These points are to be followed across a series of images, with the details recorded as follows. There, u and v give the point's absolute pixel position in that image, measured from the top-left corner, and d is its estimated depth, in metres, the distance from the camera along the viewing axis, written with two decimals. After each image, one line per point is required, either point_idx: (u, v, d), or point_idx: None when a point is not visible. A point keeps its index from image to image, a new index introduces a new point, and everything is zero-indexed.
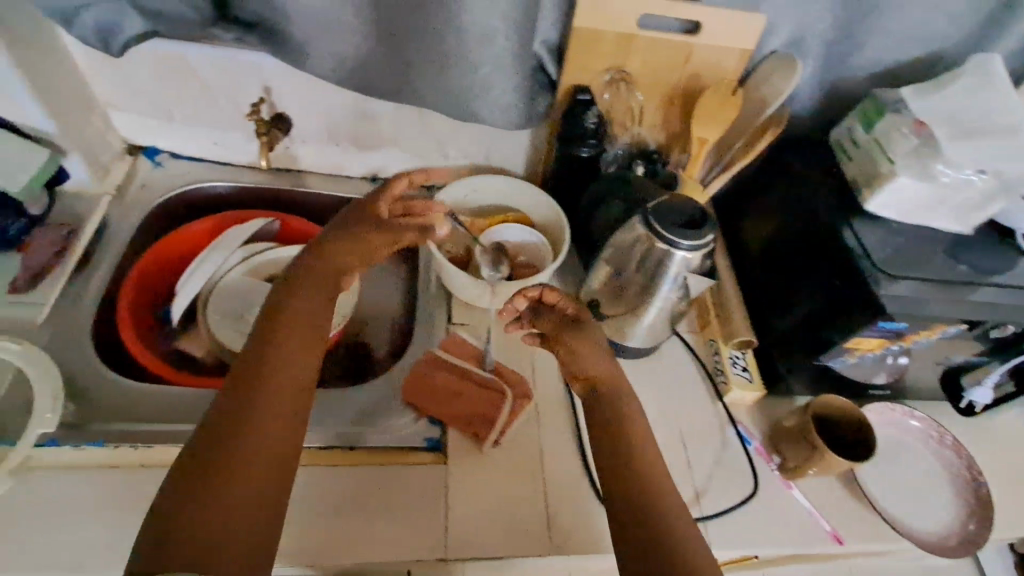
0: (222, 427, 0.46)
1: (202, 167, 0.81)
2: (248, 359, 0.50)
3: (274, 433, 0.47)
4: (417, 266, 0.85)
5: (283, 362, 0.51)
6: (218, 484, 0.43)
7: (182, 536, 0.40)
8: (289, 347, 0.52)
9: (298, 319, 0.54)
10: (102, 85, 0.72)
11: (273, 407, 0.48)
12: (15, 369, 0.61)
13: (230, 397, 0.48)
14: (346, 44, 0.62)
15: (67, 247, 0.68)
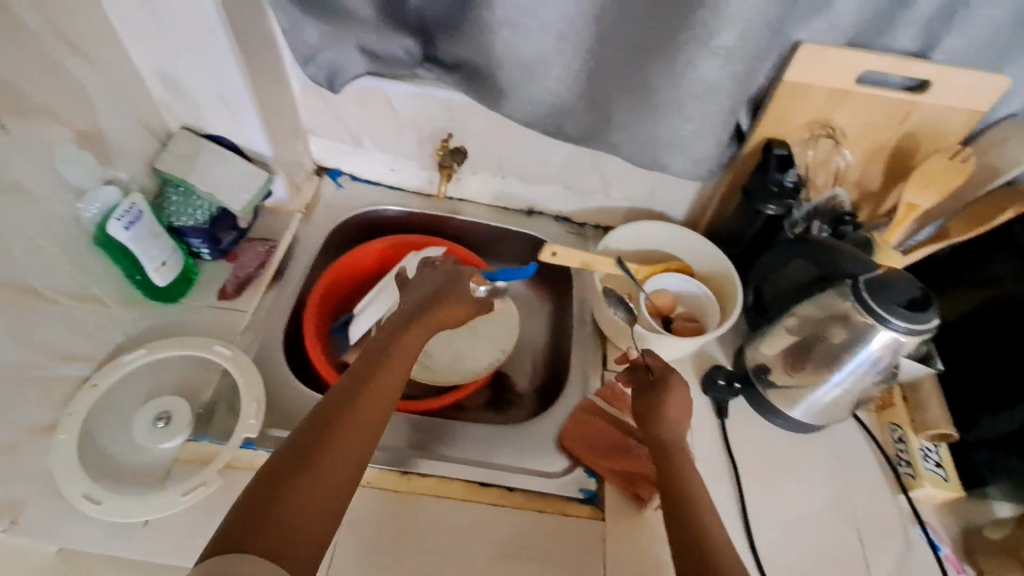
0: (319, 428, 0.47)
1: (377, 191, 0.86)
2: (356, 374, 0.52)
3: (359, 449, 0.48)
4: (566, 302, 0.83)
5: (384, 384, 0.52)
6: (296, 489, 0.43)
7: (259, 530, 0.40)
8: (393, 372, 0.54)
9: (402, 346, 0.56)
10: (307, 113, 0.78)
11: (369, 424, 0.49)
12: (222, 371, 0.68)
13: (337, 404, 0.49)
14: (546, 90, 0.63)
15: (267, 262, 0.75)
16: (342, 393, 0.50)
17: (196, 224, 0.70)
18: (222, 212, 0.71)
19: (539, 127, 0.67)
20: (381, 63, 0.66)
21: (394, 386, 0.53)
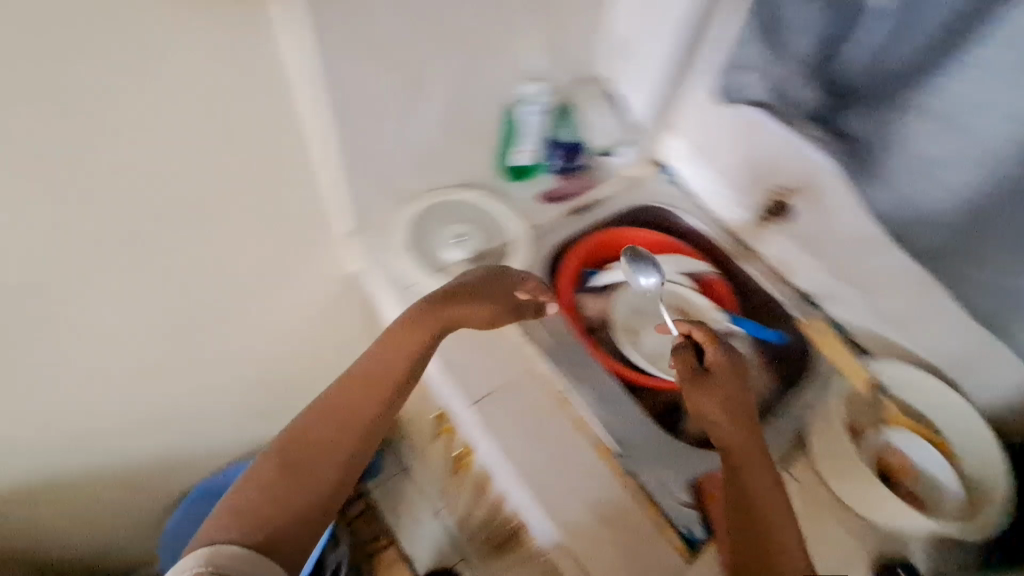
0: (308, 432, 0.65)
1: (691, 201, 0.94)
2: (354, 370, 0.67)
3: (355, 423, 0.65)
4: (800, 390, 0.76)
5: (393, 359, 0.67)
6: (285, 487, 0.62)
7: (258, 507, 0.60)
8: (408, 350, 0.67)
9: (399, 338, 0.66)
10: (688, 113, 0.91)
11: (385, 390, 0.67)
12: (505, 241, 0.85)
13: (349, 390, 0.66)
14: (930, 197, 0.68)
15: (581, 195, 0.91)
16: (321, 407, 0.66)
17: (565, 141, 0.89)
18: (584, 144, 0.91)
19: (897, 223, 0.73)
20: (787, 106, 0.78)
21: (415, 346, 0.67)
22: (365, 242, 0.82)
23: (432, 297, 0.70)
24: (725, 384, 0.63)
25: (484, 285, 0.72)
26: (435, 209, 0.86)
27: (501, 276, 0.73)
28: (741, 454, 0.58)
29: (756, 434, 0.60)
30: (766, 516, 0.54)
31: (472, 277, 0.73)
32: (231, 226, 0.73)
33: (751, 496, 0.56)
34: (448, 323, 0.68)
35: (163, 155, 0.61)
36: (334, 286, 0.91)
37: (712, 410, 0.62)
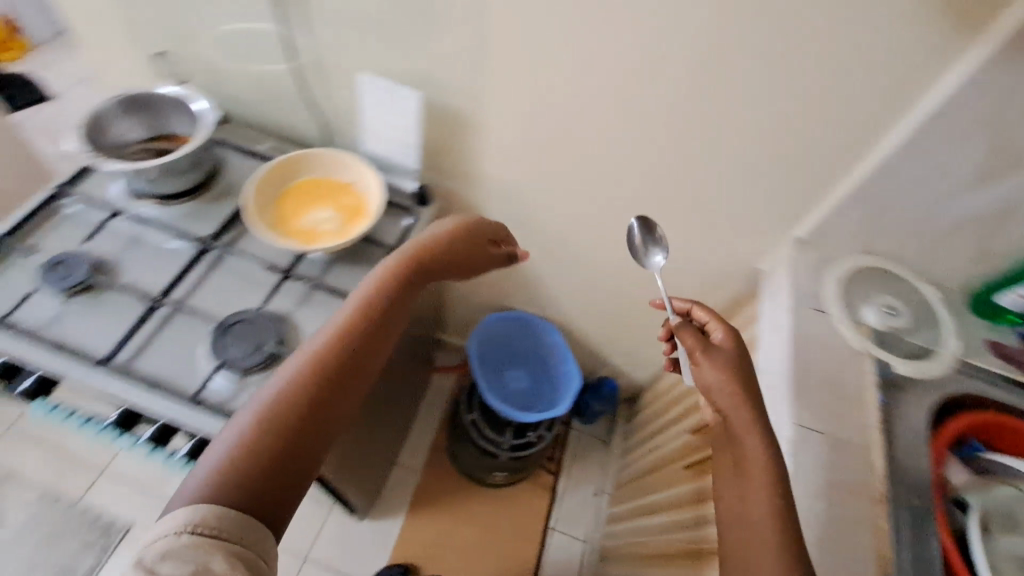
0: (327, 377, 0.58)
1: None
2: (364, 293, 0.67)
3: (365, 376, 0.61)
4: None
5: (393, 292, 0.68)
6: (299, 420, 0.54)
7: (281, 446, 0.52)
8: (396, 280, 0.69)
9: (399, 275, 0.70)
10: None
11: (393, 315, 0.67)
12: (928, 347, 0.81)
13: (363, 306, 0.65)
14: None
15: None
16: (329, 353, 0.59)
17: None
18: None
19: None
20: None
21: (411, 291, 0.71)
22: (810, 265, 0.86)
23: (430, 251, 0.75)
24: (729, 354, 0.63)
25: (439, 240, 0.77)
26: (884, 276, 0.86)
27: (441, 232, 0.78)
28: (745, 437, 0.57)
29: (755, 410, 0.58)
30: (763, 485, 0.54)
31: (442, 239, 0.77)
32: (739, 170, 0.82)
33: (755, 472, 0.55)
34: (437, 258, 0.75)
35: (776, 112, 0.72)
36: (738, 254, 0.96)
37: (715, 383, 0.60)
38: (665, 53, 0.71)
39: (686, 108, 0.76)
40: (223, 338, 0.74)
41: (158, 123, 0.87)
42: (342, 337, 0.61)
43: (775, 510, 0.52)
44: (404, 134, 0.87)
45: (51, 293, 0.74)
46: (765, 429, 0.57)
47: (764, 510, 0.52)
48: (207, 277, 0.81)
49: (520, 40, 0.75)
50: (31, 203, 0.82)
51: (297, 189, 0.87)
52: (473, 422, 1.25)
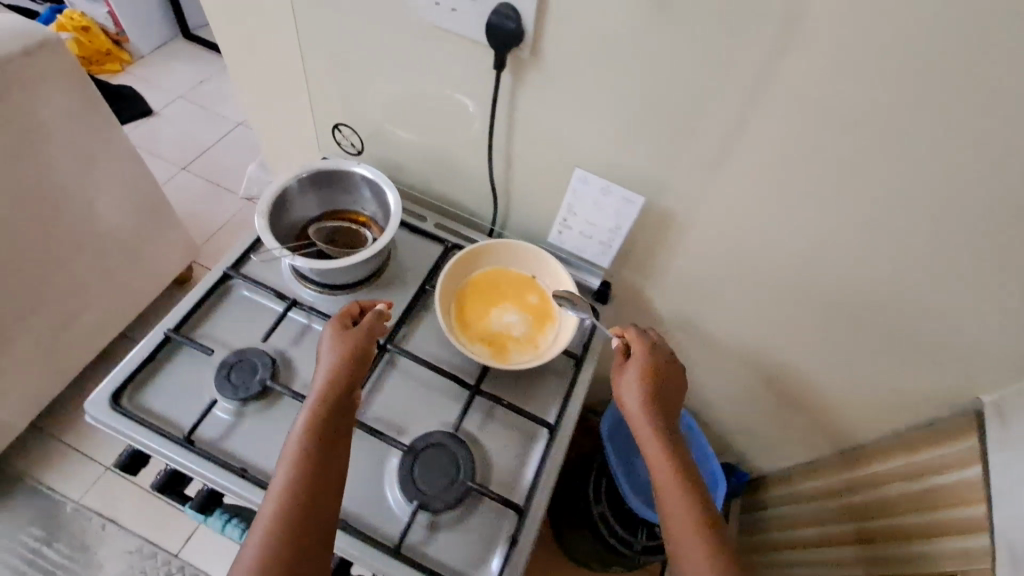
0: (309, 468, 0.57)
1: None
2: (301, 428, 0.59)
3: (342, 446, 0.61)
4: None
5: (332, 407, 0.62)
6: (305, 521, 0.55)
7: (301, 549, 0.54)
8: (331, 398, 0.62)
9: (337, 390, 0.63)
10: None
11: (341, 434, 0.62)
12: None
13: (311, 441, 0.59)
14: None
15: None
16: (312, 446, 0.59)
17: None
18: None
19: None
20: None
21: (364, 358, 0.68)
22: None
23: (350, 354, 0.66)
24: (648, 388, 0.71)
25: (356, 340, 0.67)
26: None
27: (351, 329, 0.68)
28: (655, 454, 0.67)
29: (662, 430, 0.69)
30: (683, 498, 0.64)
31: (354, 337, 0.68)
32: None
33: (673, 488, 0.65)
34: (362, 355, 0.67)
35: None
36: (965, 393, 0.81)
37: (632, 403, 0.70)
38: (983, 200, 0.56)
39: (981, 251, 0.61)
40: (415, 468, 0.67)
41: (332, 198, 0.80)
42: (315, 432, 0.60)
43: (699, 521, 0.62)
44: (606, 234, 0.76)
45: (229, 402, 0.68)
46: (670, 445, 0.68)
47: (689, 521, 0.62)
48: (383, 385, 0.74)
49: (777, 159, 0.62)
50: (201, 285, 0.75)
51: (476, 282, 0.78)
52: (602, 514, 1.15)
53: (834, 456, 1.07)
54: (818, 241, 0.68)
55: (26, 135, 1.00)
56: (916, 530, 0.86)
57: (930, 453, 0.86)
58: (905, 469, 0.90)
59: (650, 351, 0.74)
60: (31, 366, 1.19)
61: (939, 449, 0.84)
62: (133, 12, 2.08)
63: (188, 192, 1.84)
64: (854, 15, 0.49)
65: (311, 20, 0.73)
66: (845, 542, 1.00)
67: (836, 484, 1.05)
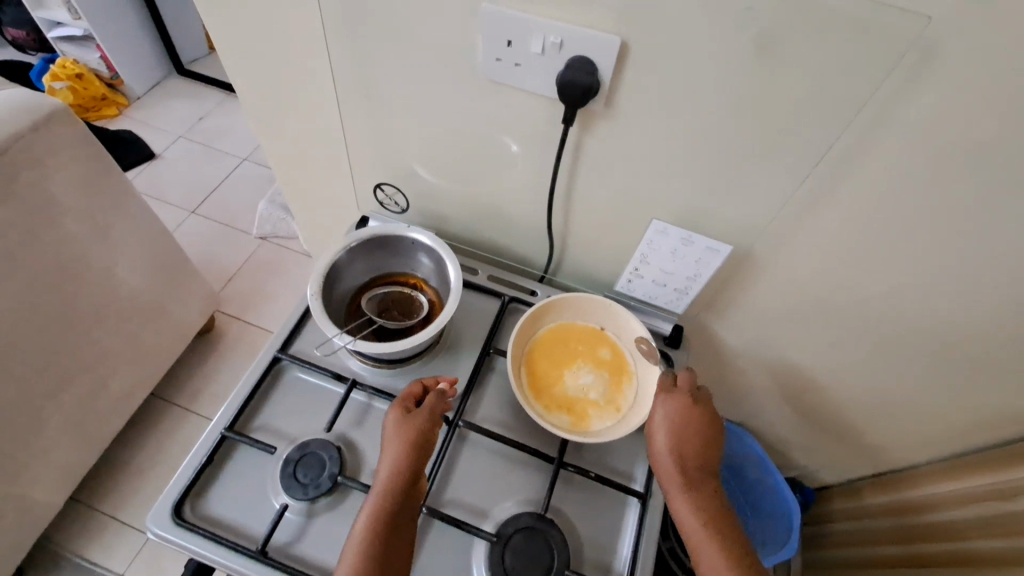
0: (374, 566, 0.53)
1: None
2: (360, 531, 0.54)
3: (406, 537, 0.56)
4: None
5: (395, 505, 0.56)
6: None
7: None
8: (394, 496, 0.56)
9: (399, 487, 0.57)
10: None
11: (401, 535, 0.56)
12: None
13: (371, 547, 0.53)
14: None
15: None
16: (376, 541, 0.54)
17: None
18: None
19: None
20: None
21: (431, 434, 0.61)
22: None
23: (414, 441, 0.59)
24: (681, 443, 0.62)
25: (419, 424, 0.60)
26: None
27: (414, 412, 0.62)
28: (690, 520, 0.59)
29: (698, 489, 0.61)
30: (725, 568, 0.56)
31: (418, 420, 0.61)
32: None
33: (712, 558, 0.57)
34: (426, 443, 0.60)
35: None
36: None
37: (660, 459, 0.62)
38: None
39: None
40: (506, 558, 0.61)
41: (381, 262, 0.75)
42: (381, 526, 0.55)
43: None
44: (681, 282, 0.72)
45: (298, 502, 0.62)
46: (707, 506, 0.60)
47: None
48: (456, 462, 0.68)
49: (883, 198, 0.56)
50: (252, 373, 0.70)
51: (544, 342, 0.73)
52: (670, 550, 1.09)
53: (891, 474, 1.02)
54: (924, 276, 0.62)
55: (40, 210, 0.94)
56: (984, 555, 0.81)
57: (1002, 474, 0.81)
58: (971, 492, 0.85)
59: (678, 398, 0.65)
60: (65, 446, 1.14)
61: (1015, 471, 0.79)
62: (126, 55, 2.02)
63: (200, 237, 1.78)
64: (991, 52, 0.43)
65: (348, 78, 0.68)
66: (900, 564, 0.94)
67: (893, 505, 1.00)
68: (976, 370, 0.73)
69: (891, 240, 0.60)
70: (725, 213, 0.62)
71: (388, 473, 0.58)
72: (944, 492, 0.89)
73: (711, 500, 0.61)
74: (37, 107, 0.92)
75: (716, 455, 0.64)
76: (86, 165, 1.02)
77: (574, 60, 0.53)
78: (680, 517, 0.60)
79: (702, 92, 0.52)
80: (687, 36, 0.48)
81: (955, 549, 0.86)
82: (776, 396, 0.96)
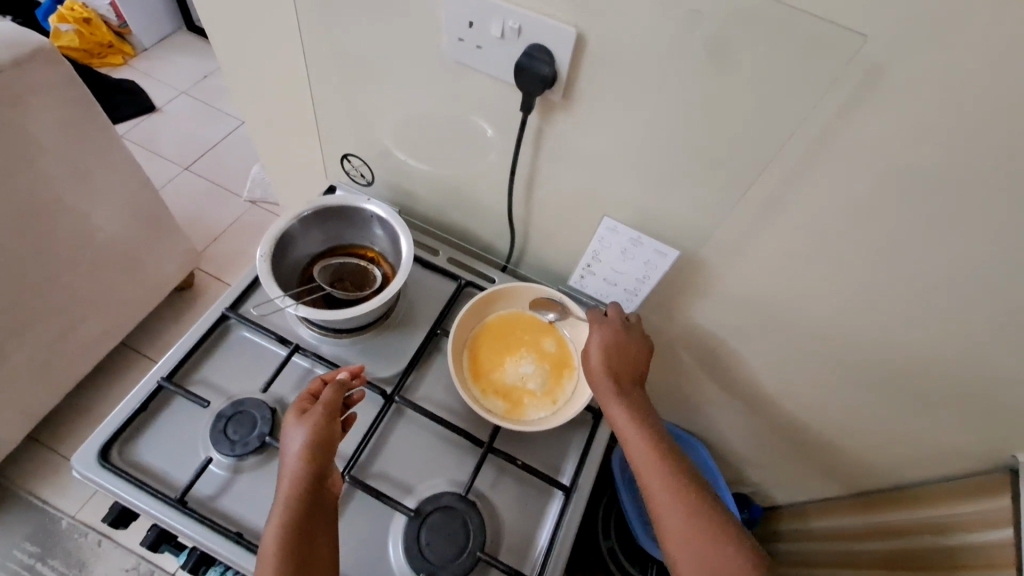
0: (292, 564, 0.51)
1: None
2: (273, 531, 0.52)
3: (321, 533, 0.55)
4: None
5: (303, 503, 0.54)
6: None
7: None
8: (299, 495, 0.54)
9: (304, 484, 0.55)
10: None
11: (316, 531, 0.54)
12: None
13: (288, 544, 0.52)
14: None
15: None
16: (291, 538, 0.52)
17: None
18: None
19: None
20: None
21: (330, 427, 0.59)
22: None
23: (313, 438, 0.57)
24: (615, 353, 0.66)
25: (317, 422, 0.58)
26: None
27: (311, 409, 0.59)
28: (633, 437, 0.61)
29: (638, 412, 0.63)
30: (668, 477, 0.58)
31: (314, 418, 0.58)
32: None
33: (646, 453, 0.60)
34: (327, 438, 0.58)
35: None
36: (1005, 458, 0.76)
37: (596, 371, 0.65)
38: None
39: None
40: (421, 534, 0.62)
41: (339, 232, 0.75)
42: (292, 525, 0.53)
43: (695, 497, 0.57)
44: (632, 284, 0.72)
45: (225, 457, 0.63)
46: (639, 409, 0.63)
47: (680, 500, 0.57)
48: (390, 436, 0.69)
49: (830, 219, 0.56)
50: (197, 328, 0.70)
51: (490, 329, 0.73)
52: (610, 550, 1.09)
53: (841, 500, 1.02)
54: (868, 299, 0.63)
55: (18, 147, 0.95)
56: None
57: (946, 510, 0.81)
58: (912, 523, 0.85)
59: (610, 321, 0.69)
60: (27, 383, 1.15)
61: (959, 507, 0.79)
62: (137, 4, 2.01)
63: (190, 193, 1.78)
64: (929, 79, 0.43)
65: (320, 46, 0.68)
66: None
67: (840, 530, 0.99)
68: (916, 398, 0.73)
69: (838, 261, 0.60)
70: (679, 219, 0.63)
71: (289, 473, 0.55)
72: (889, 522, 0.89)
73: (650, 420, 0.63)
74: (23, 44, 0.92)
75: (643, 369, 0.68)
76: (69, 107, 1.02)
77: (531, 47, 0.53)
78: (624, 437, 0.61)
79: (655, 94, 0.52)
80: (640, 35, 0.48)
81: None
82: (726, 410, 0.96)
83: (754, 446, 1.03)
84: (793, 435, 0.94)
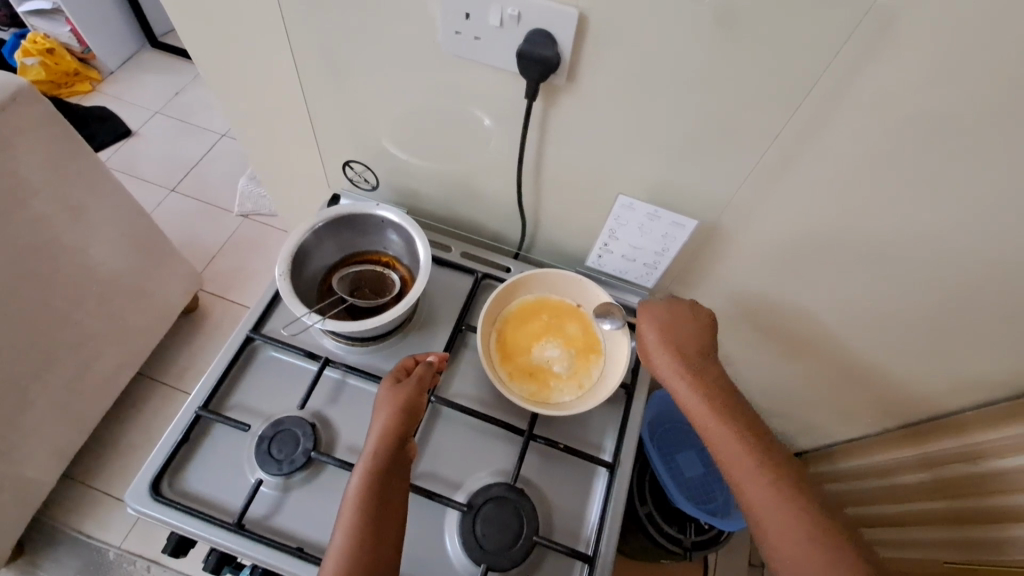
0: (374, 513, 0.53)
1: None
2: (356, 485, 0.55)
3: (401, 495, 0.56)
4: None
5: (384, 469, 0.56)
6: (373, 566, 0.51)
7: None
8: (384, 456, 0.57)
9: (388, 448, 0.58)
10: None
11: (391, 502, 0.55)
12: None
13: (366, 500, 0.54)
14: None
15: None
16: (376, 489, 0.54)
17: None
18: None
19: None
20: None
21: (418, 400, 0.62)
22: None
23: (405, 407, 0.61)
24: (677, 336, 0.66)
25: (410, 394, 0.62)
26: None
27: (404, 381, 0.63)
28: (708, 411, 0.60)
29: (743, 426, 0.58)
30: (771, 489, 0.54)
31: (407, 389, 0.62)
32: None
33: (722, 431, 0.58)
34: (415, 410, 0.61)
35: None
36: None
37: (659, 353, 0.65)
38: None
39: None
40: (477, 527, 0.63)
41: (351, 241, 0.75)
42: (381, 477, 0.55)
43: (794, 503, 0.53)
44: (651, 257, 0.74)
45: (273, 477, 0.64)
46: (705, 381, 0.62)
47: (791, 519, 0.52)
48: (431, 437, 0.69)
49: (842, 171, 0.56)
50: (226, 353, 0.70)
51: (514, 315, 0.74)
52: (648, 515, 1.08)
53: (864, 440, 0.99)
54: (885, 243, 0.63)
55: (13, 191, 0.93)
56: (962, 514, 0.81)
57: (977, 438, 0.79)
58: (941, 455, 0.84)
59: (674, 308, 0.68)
60: (52, 425, 1.15)
61: (983, 434, 0.79)
62: (98, 28, 1.95)
63: (181, 215, 1.76)
64: (932, 27, 0.44)
65: (310, 56, 0.66)
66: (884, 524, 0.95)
67: (869, 467, 0.98)
68: (934, 339, 0.74)
69: (851, 209, 0.60)
70: (692, 187, 0.63)
71: (381, 436, 0.58)
72: (919, 454, 0.88)
73: (761, 436, 0.58)
74: (2, 87, 0.90)
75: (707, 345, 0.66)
76: (56, 145, 1.00)
77: (532, 33, 0.52)
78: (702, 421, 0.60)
79: (662, 65, 0.52)
80: (644, 10, 0.48)
81: (933, 508, 0.86)
82: (749, 370, 0.98)
83: (777, 404, 1.04)
84: (814, 387, 0.95)
